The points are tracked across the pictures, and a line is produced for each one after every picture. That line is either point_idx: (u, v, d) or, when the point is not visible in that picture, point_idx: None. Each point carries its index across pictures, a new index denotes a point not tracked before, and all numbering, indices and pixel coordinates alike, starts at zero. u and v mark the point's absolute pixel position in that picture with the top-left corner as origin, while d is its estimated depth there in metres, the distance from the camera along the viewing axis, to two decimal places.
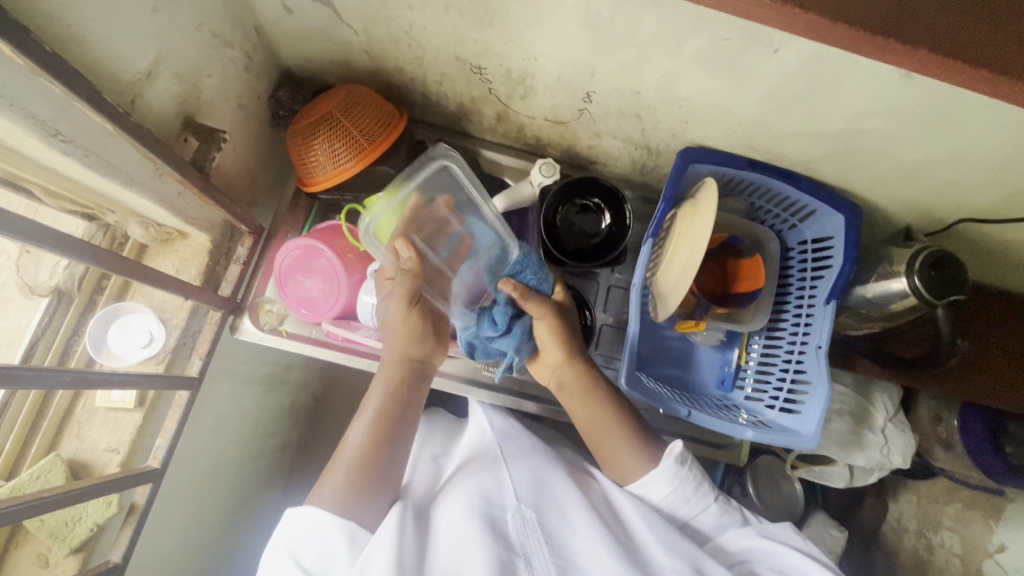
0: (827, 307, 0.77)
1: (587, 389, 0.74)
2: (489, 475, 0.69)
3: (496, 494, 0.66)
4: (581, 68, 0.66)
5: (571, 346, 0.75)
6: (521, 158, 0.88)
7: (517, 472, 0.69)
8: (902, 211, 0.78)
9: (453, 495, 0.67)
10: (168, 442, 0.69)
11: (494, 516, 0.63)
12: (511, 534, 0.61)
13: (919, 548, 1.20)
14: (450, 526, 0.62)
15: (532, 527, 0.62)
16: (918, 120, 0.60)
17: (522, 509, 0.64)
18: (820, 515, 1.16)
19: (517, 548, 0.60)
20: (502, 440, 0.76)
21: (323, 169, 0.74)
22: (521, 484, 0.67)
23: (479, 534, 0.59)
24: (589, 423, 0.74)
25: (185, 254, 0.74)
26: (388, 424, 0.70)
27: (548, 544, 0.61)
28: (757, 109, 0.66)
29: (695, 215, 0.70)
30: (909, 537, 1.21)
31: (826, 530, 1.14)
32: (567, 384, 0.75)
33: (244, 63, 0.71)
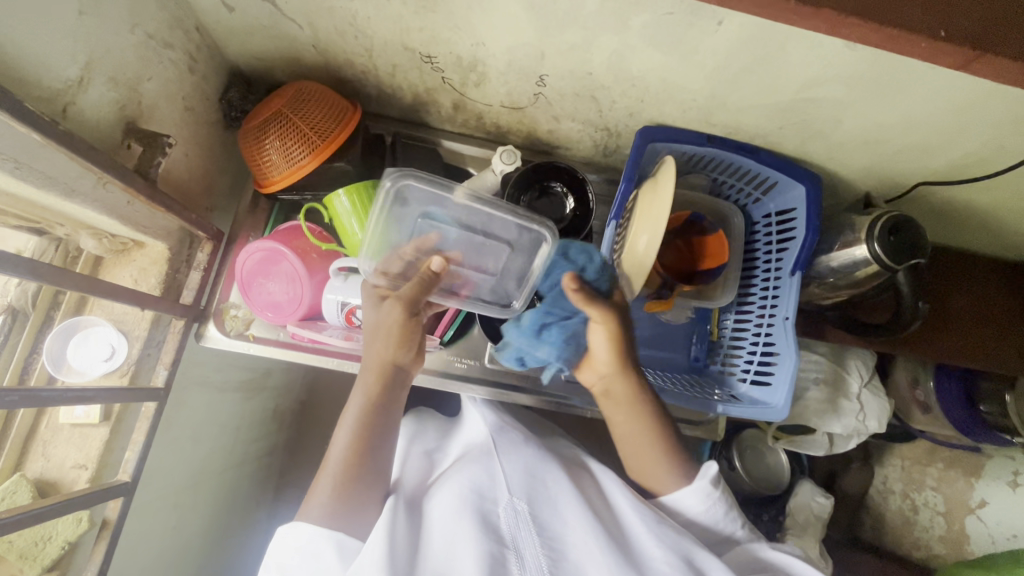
0: (792, 278, 0.77)
1: (632, 402, 0.71)
2: (481, 467, 0.70)
3: (488, 488, 0.67)
4: (530, 52, 0.65)
5: (624, 357, 0.70)
6: (483, 146, 0.87)
7: (509, 464, 0.70)
8: (861, 178, 0.78)
9: (446, 492, 0.68)
10: (138, 455, 0.68)
11: (486, 510, 0.64)
12: (503, 527, 0.63)
13: (903, 509, 1.21)
14: (443, 523, 0.64)
15: (524, 520, 0.64)
16: (868, 86, 0.60)
17: (514, 502, 0.65)
18: (806, 483, 1.18)
19: (508, 541, 0.62)
20: (496, 430, 0.76)
21: (277, 168, 0.72)
22: (514, 477, 0.68)
23: (472, 530, 0.61)
24: (626, 433, 0.73)
25: (142, 263, 0.72)
26: (368, 433, 0.67)
27: (540, 536, 0.63)
28: (710, 84, 0.65)
29: (655, 192, 0.70)
30: (894, 498, 1.24)
31: (812, 498, 1.16)
32: (614, 394, 0.73)
33: (188, 64, 0.69)
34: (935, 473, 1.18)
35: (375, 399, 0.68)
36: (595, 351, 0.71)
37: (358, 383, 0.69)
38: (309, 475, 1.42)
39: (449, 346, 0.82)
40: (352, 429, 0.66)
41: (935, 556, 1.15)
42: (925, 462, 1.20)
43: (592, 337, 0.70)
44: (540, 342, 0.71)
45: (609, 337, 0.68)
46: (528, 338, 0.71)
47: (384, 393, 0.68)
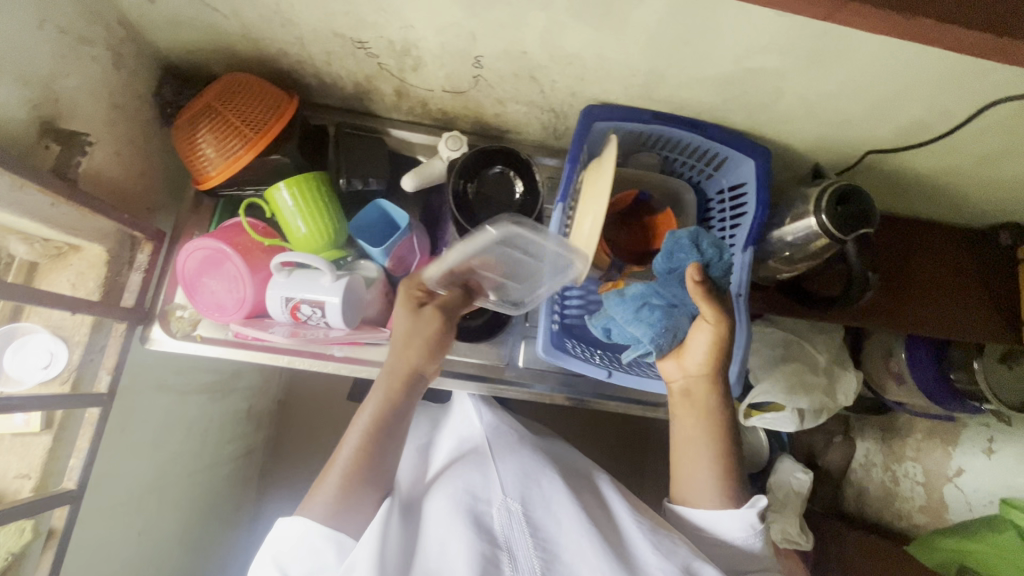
0: (745, 254, 0.76)
1: (708, 413, 0.67)
2: (477, 471, 0.71)
3: (482, 489, 0.68)
4: (460, 32, 0.63)
5: (720, 362, 0.67)
6: (432, 134, 0.86)
7: (505, 469, 0.71)
8: (813, 149, 0.77)
9: (443, 495, 0.68)
10: (83, 462, 0.68)
11: (480, 511, 0.65)
12: (496, 528, 0.63)
13: (886, 480, 1.23)
14: (436, 526, 0.64)
15: (517, 520, 0.64)
16: (802, 53, 0.58)
17: (508, 501, 0.66)
18: (787, 460, 1.18)
19: (501, 541, 0.62)
20: (494, 437, 0.78)
21: (212, 164, 0.70)
22: (508, 480, 0.69)
23: (464, 530, 0.61)
24: (686, 441, 0.68)
25: (80, 268, 0.70)
26: (382, 433, 0.65)
27: (533, 537, 0.62)
28: (646, 58, 0.64)
29: (598, 172, 0.69)
30: (877, 470, 1.25)
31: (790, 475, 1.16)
32: (694, 396, 0.68)
33: (112, 60, 0.67)
34: (914, 444, 1.18)
35: (398, 399, 0.67)
36: (691, 348, 0.67)
37: (378, 381, 0.67)
38: (291, 474, 1.41)
39: None
40: (372, 426, 0.65)
41: (915, 525, 1.16)
42: (903, 434, 1.20)
43: (696, 332, 0.66)
44: (637, 319, 0.67)
45: (715, 337, 0.65)
46: (628, 310, 0.68)
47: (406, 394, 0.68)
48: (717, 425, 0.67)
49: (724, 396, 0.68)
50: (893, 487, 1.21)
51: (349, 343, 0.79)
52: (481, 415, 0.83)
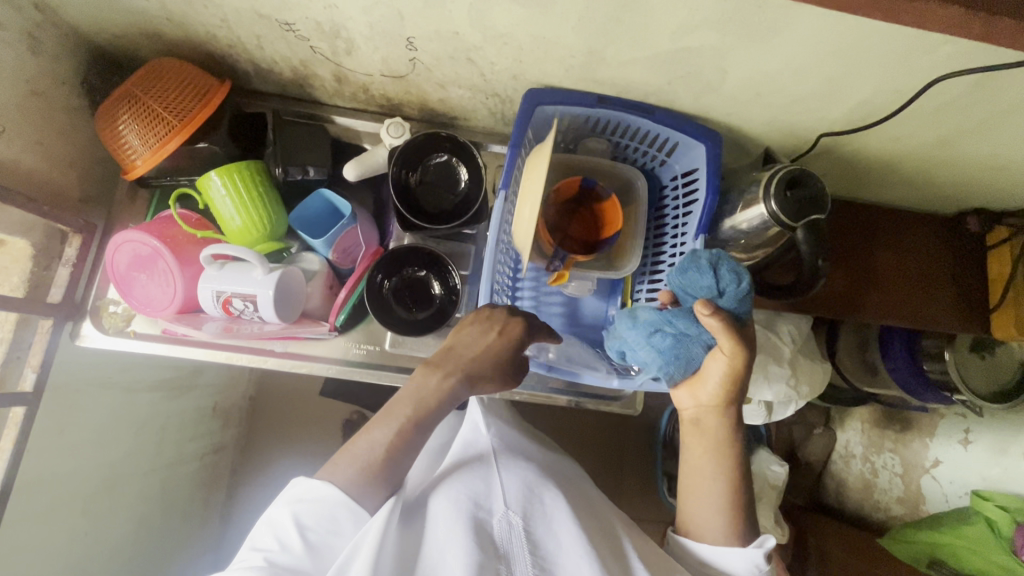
0: (696, 242, 0.74)
1: (721, 443, 0.62)
2: (479, 477, 0.64)
3: (484, 497, 0.61)
4: (387, 11, 0.60)
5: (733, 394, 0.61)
6: (378, 121, 0.83)
7: (508, 478, 0.64)
8: (766, 133, 0.74)
9: (441, 499, 0.61)
10: (8, 463, 0.65)
11: (480, 518, 0.58)
12: (496, 539, 0.57)
13: (865, 472, 1.20)
14: (435, 532, 0.58)
15: (518, 534, 0.58)
16: (739, 29, 0.55)
17: (510, 514, 0.59)
18: (762, 452, 1.16)
19: (501, 555, 0.56)
20: (502, 448, 0.71)
21: (138, 154, 0.68)
22: (510, 489, 0.63)
23: (463, 537, 0.55)
24: (696, 469, 0.64)
25: (3, 262, 0.68)
26: (426, 424, 0.61)
27: (533, 554, 0.56)
28: (582, 38, 0.61)
29: (536, 158, 0.66)
30: (856, 462, 1.22)
31: (766, 467, 1.14)
32: (704, 426, 0.63)
33: (27, 44, 0.64)
34: (892, 435, 1.16)
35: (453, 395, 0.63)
36: (705, 377, 0.62)
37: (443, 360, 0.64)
38: (261, 471, 1.39)
39: (345, 332, 0.79)
40: (422, 407, 0.61)
41: (893, 517, 1.14)
42: (881, 426, 1.18)
43: (709, 361, 0.61)
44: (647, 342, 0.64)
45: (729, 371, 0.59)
46: (639, 335, 0.65)
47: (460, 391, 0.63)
48: (731, 457, 0.62)
49: (736, 423, 0.63)
50: (873, 478, 1.18)
51: (290, 340, 0.77)
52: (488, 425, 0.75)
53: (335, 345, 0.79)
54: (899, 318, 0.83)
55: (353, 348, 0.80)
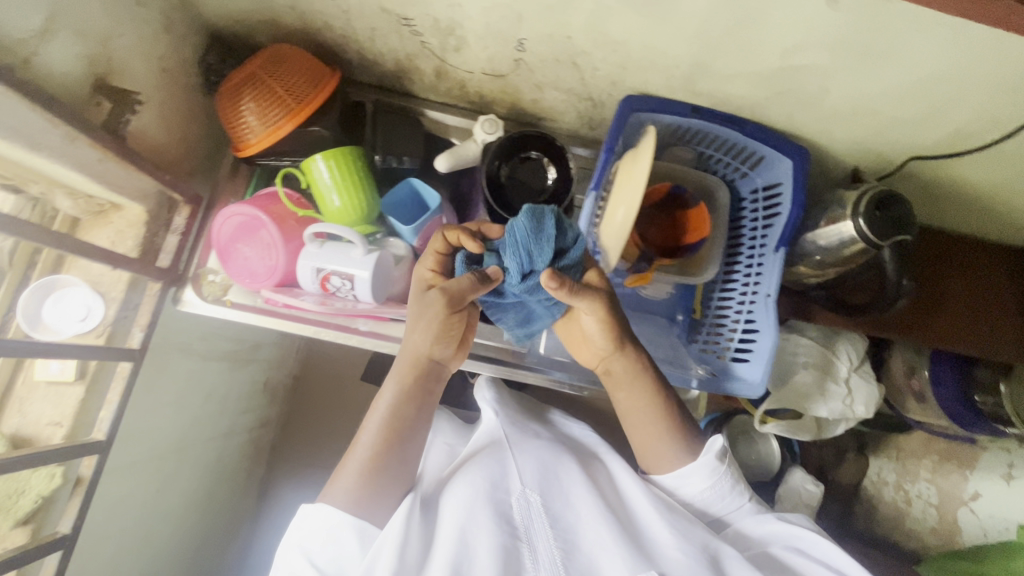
0: (776, 254, 0.75)
1: (632, 380, 0.70)
2: (494, 460, 0.69)
3: (502, 479, 0.66)
4: (506, 13, 0.64)
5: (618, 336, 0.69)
6: (467, 117, 0.86)
7: (523, 459, 0.69)
8: (850, 154, 0.75)
9: (460, 480, 0.67)
10: (112, 415, 0.70)
11: (500, 500, 0.64)
12: (516, 518, 0.63)
13: (898, 500, 1.19)
14: (454, 511, 0.63)
15: (536, 512, 0.63)
16: (851, 50, 0.57)
17: (527, 492, 0.65)
18: (796, 470, 1.11)
19: (521, 533, 0.61)
20: (508, 424, 0.76)
21: (253, 132, 0.72)
22: (526, 469, 0.68)
23: (486, 520, 0.60)
24: (631, 409, 0.72)
25: (119, 226, 0.73)
26: (400, 423, 0.66)
27: (553, 528, 0.62)
28: (692, 49, 0.63)
29: (633, 163, 0.69)
30: (889, 490, 1.21)
31: (799, 487, 1.09)
32: (614, 374, 0.72)
33: (163, 23, 0.68)
34: (930, 464, 1.14)
35: (408, 399, 0.67)
36: (587, 330, 0.70)
37: (393, 370, 0.69)
38: (300, 450, 1.42)
39: None
40: (385, 425, 0.66)
41: (925, 547, 1.12)
42: (919, 454, 1.17)
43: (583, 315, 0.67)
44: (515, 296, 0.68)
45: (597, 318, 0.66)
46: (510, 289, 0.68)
47: (417, 385, 0.68)
48: (658, 393, 0.70)
49: (639, 356, 0.70)
50: (905, 507, 1.17)
51: (374, 318, 0.80)
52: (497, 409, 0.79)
53: None
54: (954, 344, 0.84)
55: None
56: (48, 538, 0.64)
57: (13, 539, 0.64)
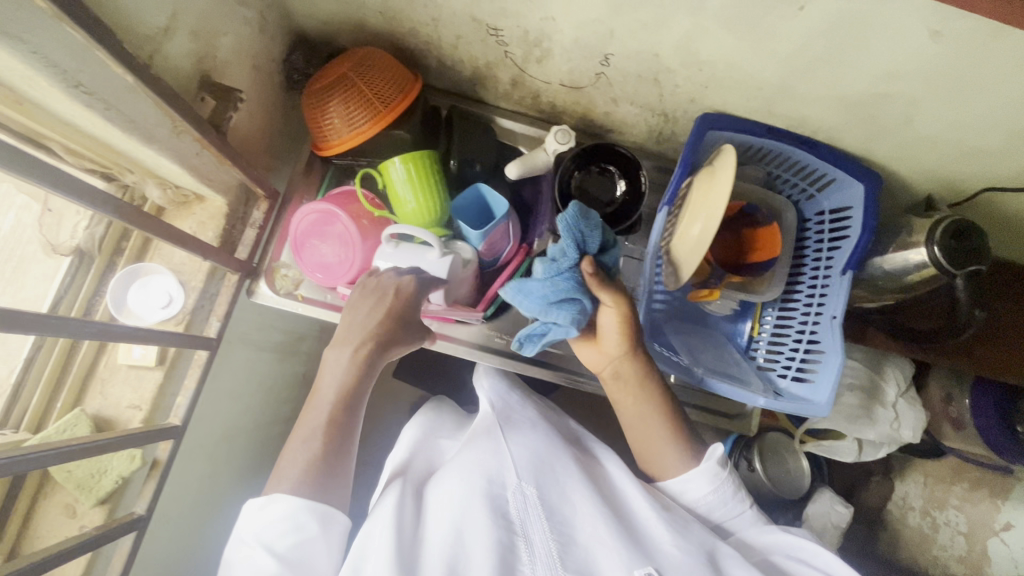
0: (843, 277, 0.76)
1: (644, 382, 0.71)
2: (490, 453, 0.67)
3: (497, 473, 0.65)
4: (599, 29, 0.65)
5: (634, 340, 0.70)
6: (535, 125, 0.88)
7: (518, 450, 0.68)
8: (922, 181, 0.76)
9: (456, 476, 0.65)
10: (190, 401, 0.71)
11: (496, 495, 0.62)
12: (512, 512, 0.61)
13: (922, 527, 1.13)
14: (451, 507, 0.62)
15: (532, 504, 0.62)
16: (946, 82, 0.58)
17: (523, 486, 0.63)
18: (827, 491, 1.09)
19: (517, 527, 0.60)
20: (502, 417, 0.74)
21: (337, 133, 0.74)
22: (522, 461, 0.66)
23: (482, 515, 0.59)
24: (638, 419, 0.73)
25: (201, 217, 0.74)
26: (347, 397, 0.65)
27: (549, 520, 0.60)
28: (780, 73, 0.64)
29: (711, 181, 0.70)
30: (913, 515, 1.15)
31: (831, 506, 1.06)
32: (624, 377, 0.72)
33: (259, 22, 0.70)
34: (958, 491, 1.11)
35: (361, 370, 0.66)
36: (602, 335, 0.70)
37: (348, 339, 0.67)
38: None
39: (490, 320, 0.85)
40: (341, 394, 0.65)
41: None
42: (948, 481, 1.12)
43: (603, 316, 0.69)
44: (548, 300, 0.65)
45: (620, 314, 0.68)
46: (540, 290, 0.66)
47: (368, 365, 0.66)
48: (665, 403, 0.72)
49: (648, 362, 0.73)
50: (931, 533, 1.12)
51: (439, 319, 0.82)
52: (494, 399, 0.78)
53: (477, 331, 0.85)
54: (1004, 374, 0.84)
55: (493, 336, 0.85)
56: (125, 518, 0.66)
57: (91, 517, 0.67)
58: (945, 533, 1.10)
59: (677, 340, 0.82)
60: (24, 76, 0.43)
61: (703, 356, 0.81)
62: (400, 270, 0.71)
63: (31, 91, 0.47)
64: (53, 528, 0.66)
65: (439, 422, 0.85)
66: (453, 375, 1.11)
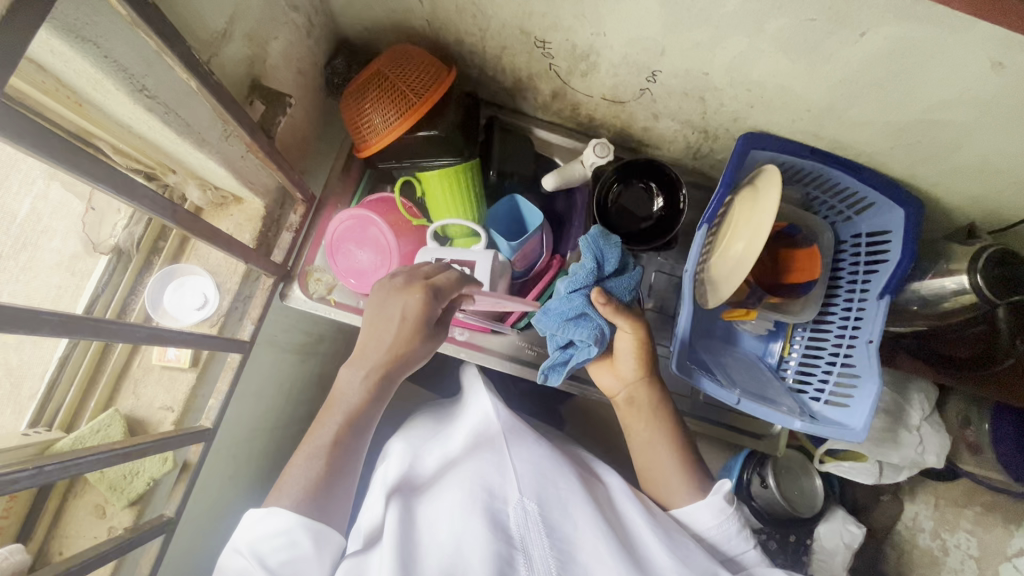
0: (880, 301, 0.76)
1: (656, 408, 0.72)
2: (492, 464, 0.66)
3: (498, 486, 0.64)
4: (650, 46, 0.65)
5: (648, 365, 0.72)
6: (572, 137, 0.88)
7: (520, 463, 0.66)
8: (962, 208, 0.76)
9: (454, 484, 0.65)
10: (220, 404, 0.70)
11: (494, 508, 0.62)
12: (512, 528, 0.61)
13: (933, 549, 1.12)
14: (450, 517, 0.62)
15: (533, 521, 0.61)
16: (1000, 113, 0.58)
17: (524, 501, 0.62)
18: (839, 510, 1.08)
19: (517, 542, 0.59)
20: (504, 426, 0.73)
21: (375, 132, 0.73)
22: (523, 475, 0.65)
23: (481, 528, 0.58)
24: (648, 443, 0.73)
25: (239, 219, 0.74)
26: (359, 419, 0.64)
27: (549, 538, 0.60)
28: (830, 96, 0.64)
29: (755, 201, 0.70)
30: (923, 537, 1.13)
31: (843, 526, 1.05)
32: (638, 402, 0.73)
33: (306, 27, 0.70)
34: (970, 515, 1.09)
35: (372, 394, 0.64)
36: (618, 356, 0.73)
37: (358, 357, 0.64)
38: None
39: (521, 331, 0.84)
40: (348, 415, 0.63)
41: None
42: (961, 504, 1.11)
43: (620, 340, 0.71)
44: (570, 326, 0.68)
45: (638, 340, 0.70)
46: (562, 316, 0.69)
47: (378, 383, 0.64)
48: (673, 428, 0.73)
49: (661, 390, 0.74)
50: (942, 556, 1.11)
51: (469, 327, 0.83)
52: (499, 409, 0.76)
53: (509, 342, 0.84)
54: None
55: (525, 348, 0.84)
56: (156, 521, 0.66)
57: (121, 518, 0.66)
58: (956, 556, 1.09)
59: (711, 359, 0.82)
60: (93, 80, 0.43)
61: (736, 375, 0.81)
62: (413, 275, 0.65)
63: (94, 94, 0.47)
64: (82, 528, 0.66)
65: (427, 427, 0.83)
66: None
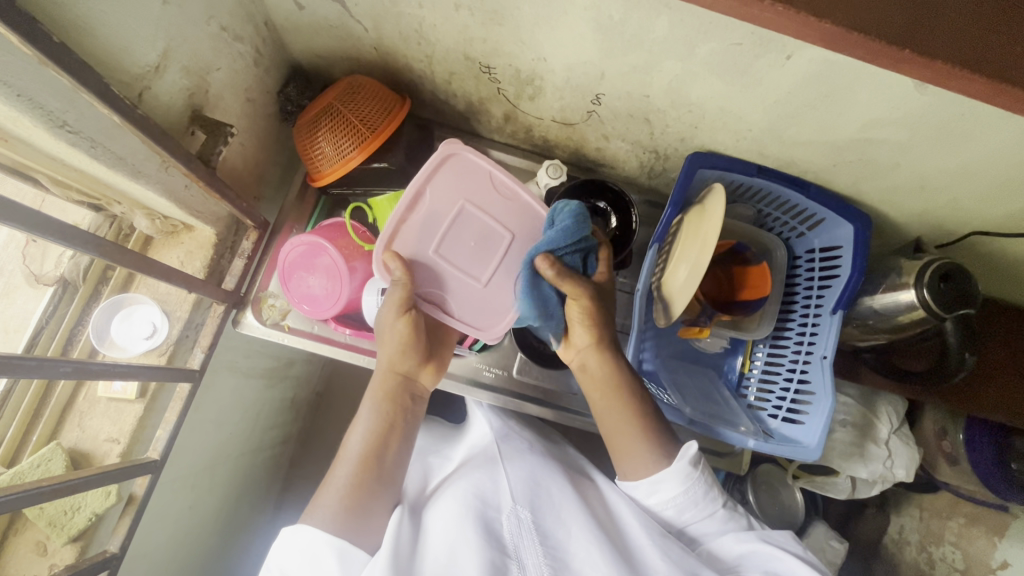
0: (833, 316, 0.76)
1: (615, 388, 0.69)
2: (487, 476, 0.67)
3: (491, 494, 0.64)
4: (590, 70, 0.65)
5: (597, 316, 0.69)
6: (528, 158, 0.88)
7: (515, 474, 0.67)
8: (910, 222, 0.76)
9: (448, 498, 0.65)
10: (168, 434, 0.68)
11: (489, 517, 0.61)
12: (505, 536, 0.59)
13: (919, 563, 1.07)
14: (443, 529, 0.60)
15: (527, 528, 0.60)
16: (929, 133, 0.58)
17: (517, 509, 0.62)
18: (821, 524, 1.04)
19: (510, 550, 0.58)
20: (501, 439, 0.74)
21: (328, 162, 0.73)
22: (517, 485, 0.65)
23: (475, 536, 0.57)
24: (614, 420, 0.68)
25: (190, 247, 0.73)
26: (377, 442, 0.65)
27: (543, 545, 0.59)
28: (767, 117, 0.65)
29: (702, 221, 0.70)
30: (910, 551, 1.10)
31: (825, 541, 1.02)
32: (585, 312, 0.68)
33: (254, 57, 0.70)
34: (954, 527, 1.04)
35: (381, 427, 0.66)
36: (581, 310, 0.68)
37: (368, 393, 0.69)
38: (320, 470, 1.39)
39: (480, 353, 0.82)
40: (364, 444, 0.65)
41: None
42: (944, 516, 1.06)
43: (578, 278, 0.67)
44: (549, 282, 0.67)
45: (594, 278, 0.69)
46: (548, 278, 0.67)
47: (387, 405, 0.67)
48: (616, 383, 0.68)
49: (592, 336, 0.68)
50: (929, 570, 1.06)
51: None
52: (492, 422, 0.78)
53: (466, 364, 0.82)
54: (978, 408, 0.84)
55: (481, 370, 0.83)
56: (98, 557, 0.64)
57: (62, 555, 0.65)
58: None
59: (667, 376, 0.82)
60: (9, 117, 0.44)
61: (693, 395, 0.81)
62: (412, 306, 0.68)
63: (17, 130, 0.47)
64: (23, 565, 0.65)
65: (427, 442, 0.84)
66: (441, 400, 1.10)
